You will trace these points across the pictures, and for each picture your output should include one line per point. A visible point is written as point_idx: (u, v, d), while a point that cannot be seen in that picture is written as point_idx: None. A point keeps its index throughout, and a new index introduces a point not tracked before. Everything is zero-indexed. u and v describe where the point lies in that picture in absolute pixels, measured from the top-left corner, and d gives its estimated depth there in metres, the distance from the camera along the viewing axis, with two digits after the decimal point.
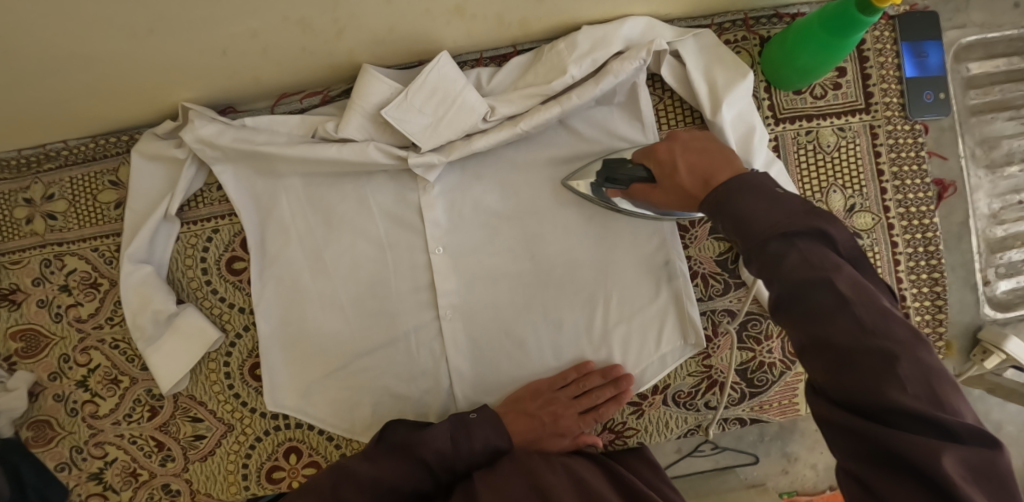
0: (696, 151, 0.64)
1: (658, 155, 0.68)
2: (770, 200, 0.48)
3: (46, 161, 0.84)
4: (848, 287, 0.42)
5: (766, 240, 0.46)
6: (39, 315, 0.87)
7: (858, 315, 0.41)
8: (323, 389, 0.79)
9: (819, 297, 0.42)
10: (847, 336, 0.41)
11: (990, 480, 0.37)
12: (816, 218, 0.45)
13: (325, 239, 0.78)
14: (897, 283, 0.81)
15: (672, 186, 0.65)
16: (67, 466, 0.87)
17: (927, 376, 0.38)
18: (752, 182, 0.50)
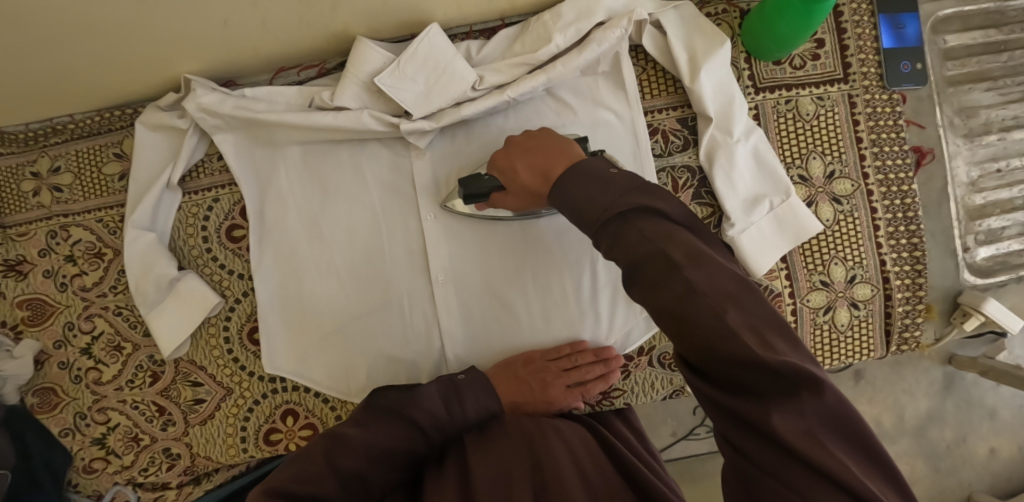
0: (532, 150, 0.64)
1: (499, 162, 0.68)
2: (603, 183, 0.52)
3: (54, 135, 0.88)
4: (679, 253, 0.45)
5: (607, 222, 0.50)
6: (44, 285, 0.90)
7: (691, 279, 0.43)
8: (319, 354, 0.81)
9: (656, 266, 0.45)
10: (681, 304, 0.43)
11: (831, 422, 0.39)
12: (642, 196, 0.50)
13: (321, 207, 0.80)
14: (878, 248, 0.82)
15: (519, 189, 0.65)
16: (71, 432, 0.90)
17: (756, 329, 0.41)
18: (596, 168, 0.54)
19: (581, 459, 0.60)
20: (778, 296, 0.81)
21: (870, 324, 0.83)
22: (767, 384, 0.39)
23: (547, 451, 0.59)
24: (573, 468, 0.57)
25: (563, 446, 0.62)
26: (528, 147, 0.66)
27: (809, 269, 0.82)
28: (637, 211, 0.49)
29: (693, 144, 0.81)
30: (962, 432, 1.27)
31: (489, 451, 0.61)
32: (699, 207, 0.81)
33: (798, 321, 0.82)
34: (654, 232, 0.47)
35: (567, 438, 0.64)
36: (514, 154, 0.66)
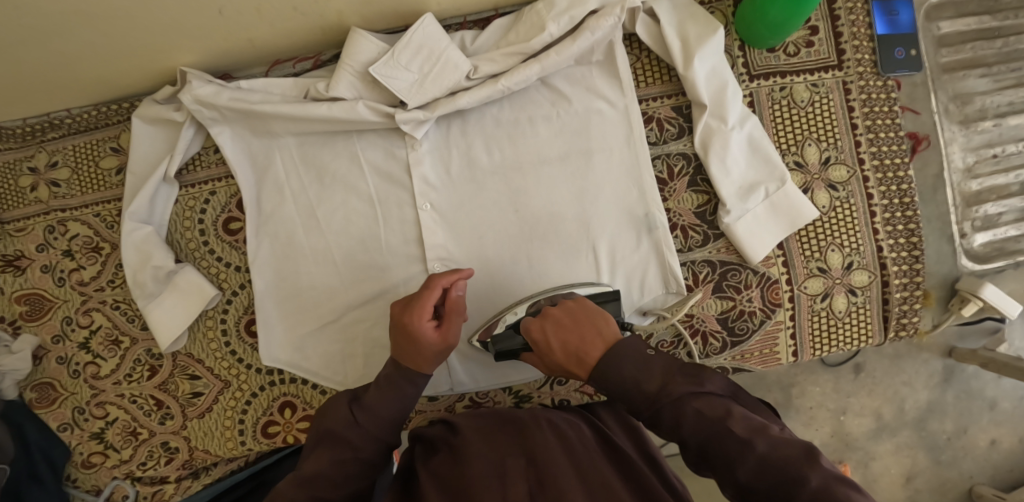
0: (570, 329, 0.64)
1: (533, 333, 0.66)
2: (643, 361, 0.57)
3: (51, 129, 0.88)
4: (743, 428, 0.51)
5: (659, 404, 0.55)
6: (43, 280, 0.90)
7: (762, 451, 0.49)
8: (316, 343, 0.83)
9: (727, 447, 0.50)
10: (755, 477, 0.49)
11: None
12: (694, 372, 0.56)
13: (318, 196, 0.81)
14: (874, 235, 0.82)
15: (553, 364, 0.65)
16: (69, 426, 0.90)
17: (834, 491, 0.45)
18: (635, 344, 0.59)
19: (573, 446, 0.61)
20: (775, 283, 0.81)
21: (867, 311, 0.83)
22: None
23: (539, 444, 0.60)
24: (567, 455, 0.59)
25: (554, 435, 0.63)
26: (562, 322, 0.65)
27: (805, 256, 0.82)
28: (693, 399, 0.54)
29: (687, 132, 0.81)
30: (962, 423, 1.28)
31: (481, 446, 0.62)
32: (694, 194, 0.81)
33: (796, 308, 0.82)
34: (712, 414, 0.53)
35: (560, 427, 0.65)
36: (549, 328, 0.65)
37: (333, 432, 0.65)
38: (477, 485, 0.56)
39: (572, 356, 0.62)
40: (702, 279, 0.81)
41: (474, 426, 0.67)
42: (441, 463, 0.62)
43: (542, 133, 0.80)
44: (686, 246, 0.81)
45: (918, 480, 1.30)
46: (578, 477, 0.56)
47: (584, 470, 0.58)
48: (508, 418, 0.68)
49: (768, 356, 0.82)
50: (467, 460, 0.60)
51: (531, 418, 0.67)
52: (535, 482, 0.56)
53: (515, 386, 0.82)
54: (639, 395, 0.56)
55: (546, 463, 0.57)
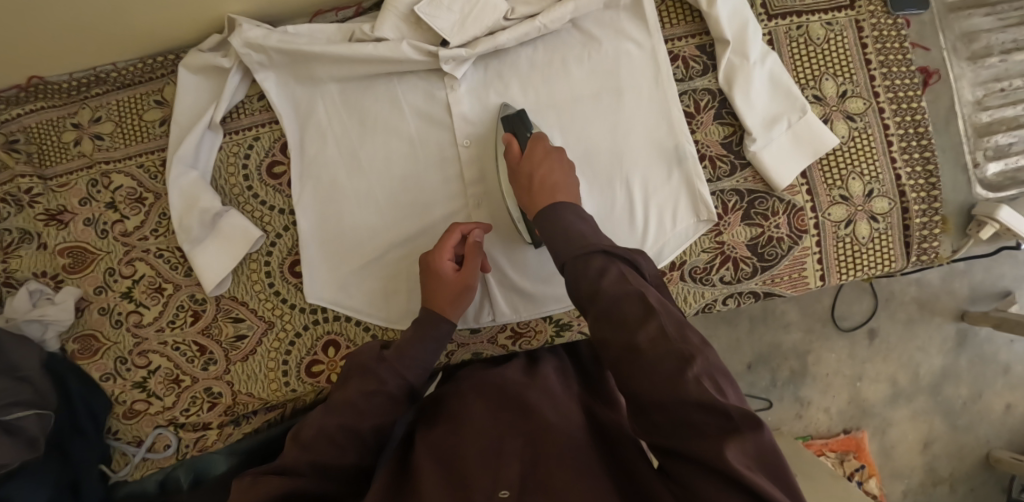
0: (553, 181, 0.72)
1: (535, 149, 0.75)
2: (581, 237, 0.64)
3: (96, 85, 0.91)
4: (655, 299, 0.55)
5: (591, 252, 0.61)
6: (85, 233, 0.91)
7: (664, 325, 0.52)
8: (360, 280, 0.85)
9: (627, 306, 0.54)
10: (647, 334, 0.52)
11: (767, 459, 0.46)
12: (630, 253, 0.61)
13: (360, 139, 0.84)
14: (892, 163, 0.86)
15: (519, 173, 0.75)
16: (112, 376, 0.90)
17: (713, 375, 0.49)
18: (601, 264, 0.59)
19: (575, 430, 0.63)
20: (801, 210, 0.85)
21: (889, 237, 0.87)
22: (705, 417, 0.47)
23: (541, 421, 0.63)
24: (568, 443, 0.60)
25: (558, 415, 0.65)
26: (562, 161, 0.75)
27: (828, 184, 0.85)
28: (622, 297, 0.55)
29: (711, 70, 0.85)
30: (978, 388, 1.51)
31: (480, 421, 0.65)
32: (720, 126, 0.84)
33: (822, 234, 0.85)
34: (634, 314, 0.54)
35: (561, 404, 0.67)
36: (547, 152, 0.75)
37: (364, 367, 0.67)
38: (471, 458, 0.59)
39: (544, 182, 0.72)
40: (731, 207, 0.84)
41: (472, 401, 0.70)
42: (439, 431, 0.66)
43: (575, 73, 0.84)
44: (715, 176, 0.84)
45: (935, 446, 1.52)
46: (576, 464, 0.57)
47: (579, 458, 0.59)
48: (501, 390, 0.70)
49: (797, 280, 0.86)
50: (465, 433, 0.63)
51: (531, 393, 0.69)
52: (529, 466, 0.57)
53: (555, 315, 0.85)
54: (577, 293, 0.59)
55: (543, 443, 0.60)
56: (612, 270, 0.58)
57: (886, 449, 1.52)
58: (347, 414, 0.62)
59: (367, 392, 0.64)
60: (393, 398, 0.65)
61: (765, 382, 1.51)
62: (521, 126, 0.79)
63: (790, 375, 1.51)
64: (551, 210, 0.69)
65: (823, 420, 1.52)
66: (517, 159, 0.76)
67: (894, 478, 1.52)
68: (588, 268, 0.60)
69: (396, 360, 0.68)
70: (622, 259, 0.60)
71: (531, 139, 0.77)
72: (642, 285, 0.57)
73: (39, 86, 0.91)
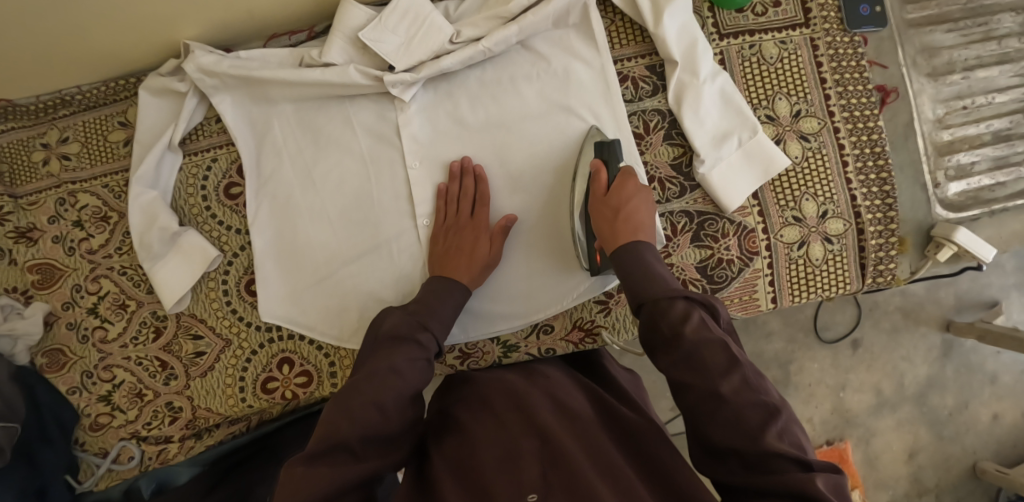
0: (631, 223, 0.70)
1: (625, 186, 0.74)
2: (658, 275, 0.66)
3: (62, 106, 0.94)
4: (736, 351, 0.59)
5: (674, 296, 0.62)
6: (54, 250, 0.94)
7: (745, 377, 0.57)
8: (313, 297, 0.86)
9: (705, 358, 0.59)
10: (731, 388, 0.57)
11: (843, 496, 0.53)
12: (714, 300, 0.65)
13: (314, 158, 0.86)
14: (847, 184, 0.85)
15: (598, 202, 0.74)
16: (78, 390, 0.94)
17: (790, 429, 0.56)
18: (683, 308, 0.62)
19: (569, 418, 0.67)
20: (751, 232, 0.84)
21: (844, 258, 0.85)
22: (785, 464, 0.53)
23: (543, 420, 0.65)
24: (578, 439, 0.63)
25: (559, 414, 0.68)
26: (648, 202, 0.74)
27: (780, 205, 0.85)
28: (704, 347, 0.59)
29: (662, 90, 0.85)
30: (964, 398, 1.48)
31: (487, 428, 0.67)
32: (670, 147, 0.84)
33: (773, 256, 0.85)
34: (717, 363, 0.58)
35: (563, 402, 0.70)
36: (636, 189, 0.74)
37: (398, 339, 0.68)
38: (487, 466, 0.61)
39: (628, 219, 0.71)
40: (680, 229, 0.84)
41: (478, 408, 0.72)
42: (450, 439, 0.68)
43: (525, 93, 0.84)
44: (664, 198, 0.84)
45: (921, 456, 1.49)
46: (591, 454, 0.61)
47: (594, 450, 0.62)
48: (510, 391, 0.74)
49: (748, 303, 0.85)
50: (475, 437, 0.66)
51: (532, 393, 0.72)
52: (547, 464, 0.59)
53: (503, 336, 0.85)
54: (654, 334, 0.62)
55: (554, 438, 0.62)
56: (694, 316, 0.61)
57: (870, 460, 1.49)
58: (392, 378, 0.63)
59: (411, 358, 0.66)
60: (428, 362, 0.68)
61: None
62: (612, 156, 0.78)
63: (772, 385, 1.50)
64: (633, 254, 0.67)
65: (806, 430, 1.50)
66: (601, 195, 0.74)
67: (879, 489, 1.49)
68: (670, 311, 0.62)
69: (436, 325, 0.71)
70: (700, 304, 0.63)
71: (621, 175, 0.75)
72: (724, 336, 0.61)
73: (7, 108, 0.93)
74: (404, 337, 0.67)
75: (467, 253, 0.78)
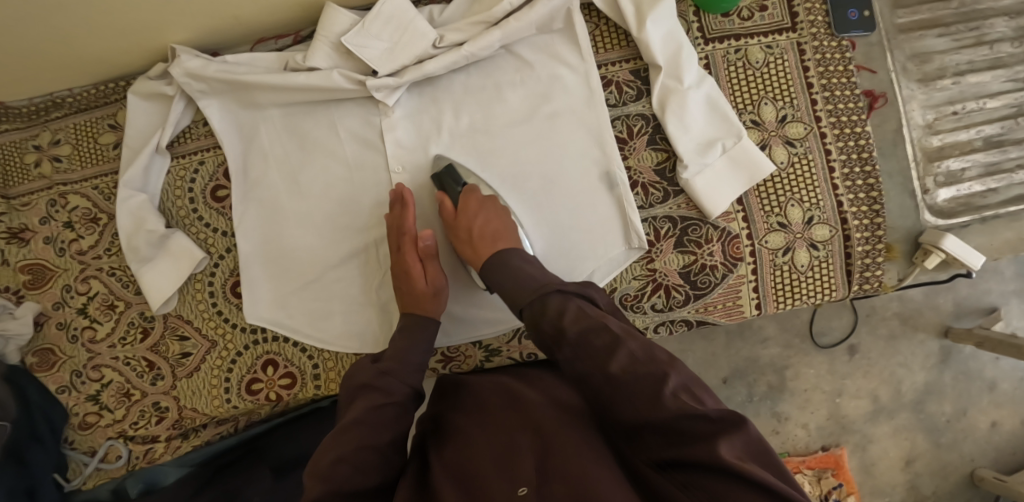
0: (496, 233, 0.77)
1: (466, 206, 0.78)
2: (528, 276, 0.72)
3: (54, 109, 0.95)
4: (619, 327, 0.63)
5: (546, 295, 0.67)
6: (45, 251, 0.96)
7: (632, 350, 0.60)
8: (299, 300, 0.87)
9: (592, 342, 0.61)
10: (620, 364, 0.59)
11: (757, 452, 0.53)
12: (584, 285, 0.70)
13: (299, 162, 0.86)
14: (834, 190, 0.84)
15: (462, 228, 0.78)
16: (67, 389, 0.95)
17: (689, 389, 0.57)
18: (558, 303, 0.66)
19: (570, 411, 0.65)
20: (736, 238, 0.84)
21: (830, 264, 0.85)
22: (690, 426, 0.53)
23: (542, 420, 0.63)
24: (573, 431, 0.61)
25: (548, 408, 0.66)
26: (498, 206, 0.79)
27: (765, 211, 0.84)
28: (584, 336, 0.62)
29: (646, 94, 0.84)
30: (962, 405, 1.47)
31: (482, 431, 0.65)
32: (654, 152, 0.84)
33: (757, 262, 0.84)
34: (602, 342, 0.61)
35: (560, 399, 0.68)
36: (481, 203, 0.79)
37: (366, 385, 0.69)
38: (486, 472, 0.59)
39: (485, 234, 0.77)
40: (663, 235, 0.83)
41: (473, 411, 0.70)
42: (447, 446, 0.66)
43: (509, 98, 0.84)
44: (647, 203, 0.83)
45: (918, 464, 1.47)
46: (594, 448, 0.58)
47: (589, 439, 0.60)
48: (503, 392, 0.72)
49: (732, 309, 0.85)
50: (470, 439, 0.65)
51: (526, 393, 0.70)
52: (543, 461, 0.57)
53: (485, 340, 0.85)
54: (544, 340, 0.65)
55: (555, 437, 0.60)
56: (569, 308, 0.65)
57: (866, 467, 1.48)
58: (363, 433, 0.63)
59: (376, 405, 0.66)
60: (400, 406, 0.68)
61: (742, 397, 1.49)
62: (451, 182, 0.81)
63: (767, 390, 1.49)
64: (501, 263, 0.74)
65: (801, 435, 1.49)
66: (452, 216, 0.79)
67: (875, 496, 1.48)
68: (547, 309, 0.66)
69: (399, 370, 0.71)
70: (576, 295, 0.68)
71: (464, 195, 0.79)
72: (601, 316, 0.65)
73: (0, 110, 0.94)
74: (368, 387, 0.68)
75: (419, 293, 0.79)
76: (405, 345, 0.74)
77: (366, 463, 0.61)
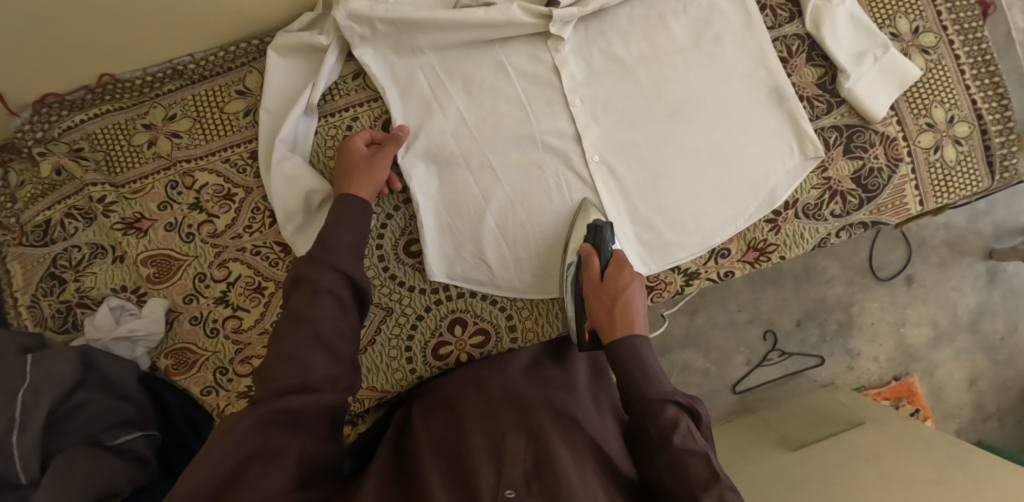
0: (632, 307, 0.68)
1: (619, 278, 0.71)
2: (658, 372, 0.64)
3: (170, 79, 0.87)
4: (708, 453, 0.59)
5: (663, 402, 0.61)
6: (168, 238, 0.86)
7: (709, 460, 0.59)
8: (482, 248, 0.82)
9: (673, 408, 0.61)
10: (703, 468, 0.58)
11: None
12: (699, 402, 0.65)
13: (466, 106, 0.82)
14: (967, 91, 0.91)
15: (597, 295, 0.71)
16: (213, 389, 0.85)
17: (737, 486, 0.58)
18: (674, 415, 0.60)
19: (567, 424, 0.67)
20: (894, 140, 0.88)
21: (973, 159, 0.91)
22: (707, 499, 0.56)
23: (538, 422, 0.66)
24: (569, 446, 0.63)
25: (558, 415, 0.68)
26: (644, 291, 0.71)
27: (915, 114, 0.89)
28: (687, 455, 0.58)
29: (797, 16, 0.87)
30: (1013, 321, 1.59)
31: (481, 414, 0.69)
32: (813, 68, 0.87)
33: (915, 162, 0.89)
34: (698, 475, 0.57)
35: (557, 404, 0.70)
36: (630, 278, 0.71)
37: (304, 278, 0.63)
38: (476, 452, 0.62)
39: (625, 310, 0.68)
40: (833, 143, 0.87)
41: (474, 396, 0.73)
42: (436, 418, 0.72)
43: (674, 27, 0.84)
44: (814, 115, 0.87)
45: (981, 382, 1.59)
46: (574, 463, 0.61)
47: (579, 459, 0.62)
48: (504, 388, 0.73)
49: (900, 208, 0.89)
50: (468, 424, 0.67)
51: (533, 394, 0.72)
52: (532, 466, 0.60)
53: (682, 265, 0.86)
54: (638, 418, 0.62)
55: (548, 443, 0.63)
56: (684, 426, 0.59)
57: (936, 390, 1.58)
58: (305, 328, 0.59)
59: (330, 305, 0.61)
60: (342, 303, 0.63)
61: (814, 338, 1.55)
62: (604, 243, 0.76)
63: (838, 328, 1.56)
64: (630, 342, 0.65)
65: (873, 369, 1.56)
66: (597, 282, 0.72)
67: (948, 418, 1.57)
68: (659, 415, 0.60)
69: (334, 256, 0.65)
70: (687, 409, 0.62)
71: (615, 263, 0.73)
72: (707, 448, 0.60)
73: (111, 85, 0.86)
74: (300, 278, 0.63)
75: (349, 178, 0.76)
76: (331, 227, 0.68)
77: (311, 359, 0.58)
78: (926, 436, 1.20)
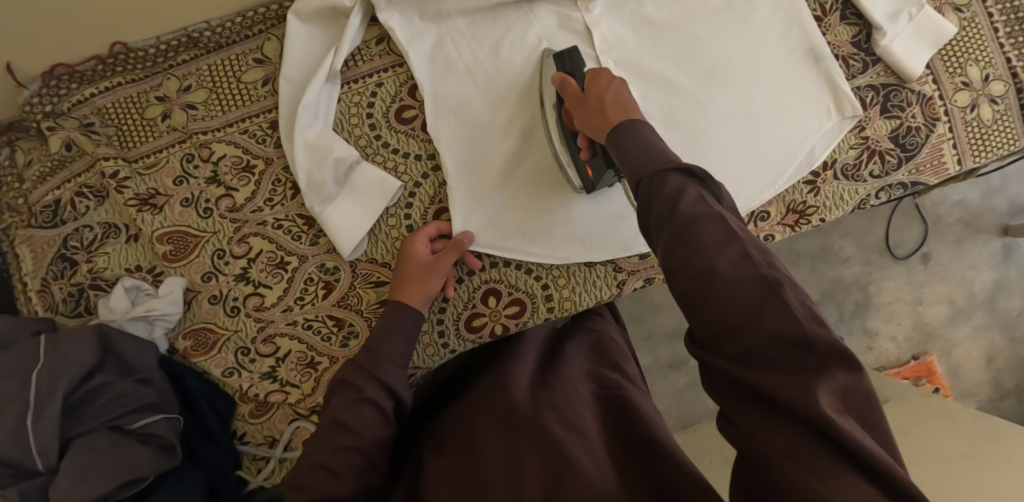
0: (624, 96, 0.62)
1: (599, 78, 0.65)
2: (654, 149, 0.55)
3: (185, 48, 0.84)
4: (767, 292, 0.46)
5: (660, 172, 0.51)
6: (184, 215, 0.82)
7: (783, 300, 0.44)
8: (512, 213, 0.80)
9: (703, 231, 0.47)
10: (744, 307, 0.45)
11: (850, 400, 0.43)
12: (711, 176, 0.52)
13: (496, 69, 0.80)
14: (1000, 49, 0.88)
15: (584, 107, 0.65)
16: (235, 371, 0.81)
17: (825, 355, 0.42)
18: (678, 183, 0.50)
19: (576, 425, 0.64)
20: (931, 99, 0.86)
21: (1010, 117, 0.88)
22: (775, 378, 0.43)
23: (546, 432, 0.63)
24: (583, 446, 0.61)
25: (570, 421, 0.65)
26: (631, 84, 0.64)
27: (950, 72, 0.87)
28: (696, 220, 0.47)
29: None
30: None
31: (498, 455, 0.62)
32: (847, 27, 0.85)
33: (952, 120, 0.87)
34: (711, 237, 0.47)
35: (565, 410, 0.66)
36: (612, 77, 0.65)
37: (343, 381, 0.67)
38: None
39: (617, 100, 0.61)
40: (869, 103, 0.85)
41: (473, 433, 0.66)
42: (448, 453, 0.65)
43: None
44: (850, 75, 0.85)
45: (999, 360, 1.58)
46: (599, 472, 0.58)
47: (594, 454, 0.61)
48: (513, 417, 0.66)
49: (939, 168, 0.87)
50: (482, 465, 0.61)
51: (540, 410, 0.66)
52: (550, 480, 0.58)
53: None
54: (649, 217, 0.50)
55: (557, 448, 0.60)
56: (690, 191, 0.49)
57: (954, 369, 1.57)
58: (344, 436, 0.62)
59: (354, 402, 0.64)
60: (383, 412, 0.65)
61: (833, 318, 1.53)
62: (577, 67, 0.72)
63: (856, 308, 1.54)
64: (631, 129, 0.58)
65: (892, 348, 1.55)
66: (579, 96, 0.66)
67: (966, 397, 1.57)
68: (663, 187, 0.50)
69: (374, 361, 0.68)
70: (696, 177, 0.51)
71: (591, 72, 0.67)
72: (723, 210, 0.49)
73: (122, 56, 0.82)
74: (345, 383, 0.66)
75: (403, 281, 0.74)
76: (381, 336, 0.70)
77: (343, 467, 0.60)
78: (954, 411, 1.16)
